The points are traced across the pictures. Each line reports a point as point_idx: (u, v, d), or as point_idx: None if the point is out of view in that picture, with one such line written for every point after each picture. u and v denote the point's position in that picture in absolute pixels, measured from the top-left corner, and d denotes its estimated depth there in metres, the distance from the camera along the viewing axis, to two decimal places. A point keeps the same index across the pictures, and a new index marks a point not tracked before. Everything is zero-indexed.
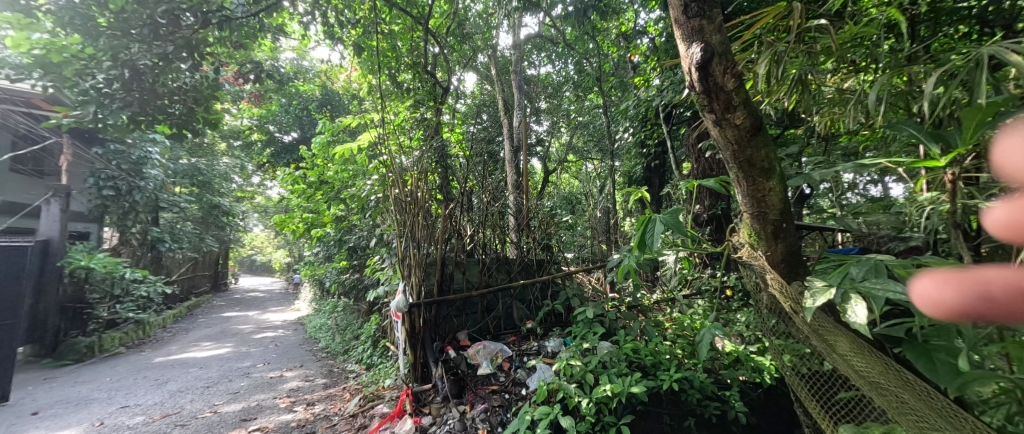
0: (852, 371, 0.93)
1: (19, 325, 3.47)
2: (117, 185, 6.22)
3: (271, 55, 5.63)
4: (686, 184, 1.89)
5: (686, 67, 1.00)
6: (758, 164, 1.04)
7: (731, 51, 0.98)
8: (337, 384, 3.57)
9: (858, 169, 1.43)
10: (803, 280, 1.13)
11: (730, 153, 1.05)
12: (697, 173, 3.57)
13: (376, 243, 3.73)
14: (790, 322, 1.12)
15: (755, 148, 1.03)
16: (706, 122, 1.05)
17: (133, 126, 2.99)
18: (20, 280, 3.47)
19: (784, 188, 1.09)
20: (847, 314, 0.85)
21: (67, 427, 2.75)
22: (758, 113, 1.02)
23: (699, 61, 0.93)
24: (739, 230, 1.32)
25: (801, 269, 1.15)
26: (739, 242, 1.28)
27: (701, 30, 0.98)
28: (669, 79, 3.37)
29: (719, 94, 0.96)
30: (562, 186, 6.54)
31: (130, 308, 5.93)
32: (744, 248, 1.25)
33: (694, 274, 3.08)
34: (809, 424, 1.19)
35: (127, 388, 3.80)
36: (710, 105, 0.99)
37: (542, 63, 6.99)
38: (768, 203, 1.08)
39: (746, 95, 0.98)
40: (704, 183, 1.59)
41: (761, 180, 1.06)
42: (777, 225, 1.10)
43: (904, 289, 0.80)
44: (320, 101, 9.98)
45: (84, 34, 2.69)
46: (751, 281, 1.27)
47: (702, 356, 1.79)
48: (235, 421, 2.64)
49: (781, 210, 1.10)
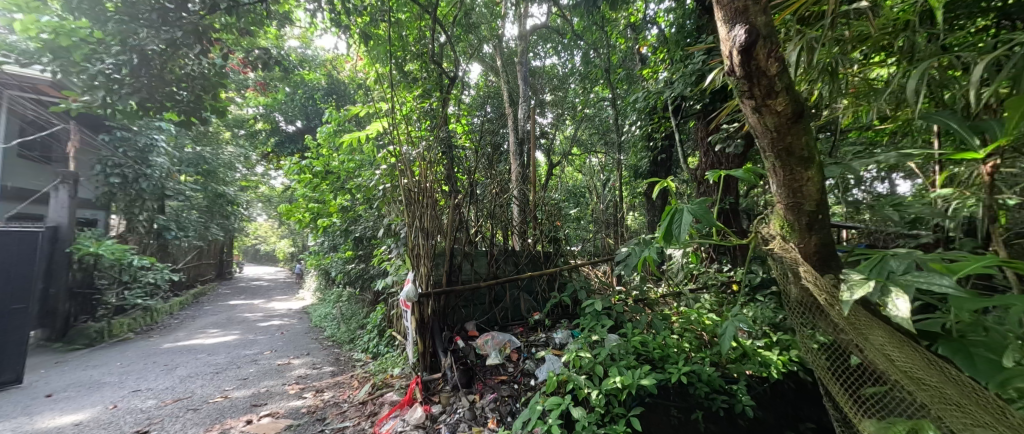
0: (888, 365, 0.91)
1: (31, 308, 3.52)
2: (124, 173, 6.28)
3: (276, 43, 5.58)
4: (712, 174, 1.71)
5: (726, 51, 0.98)
6: (796, 153, 1.02)
7: (776, 33, 0.95)
8: (345, 372, 3.60)
9: (897, 159, 1.40)
10: (837, 273, 1.12)
11: (769, 140, 1.04)
12: (706, 168, 3.54)
13: (383, 233, 3.75)
14: (823, 316, 1.11)
15: (796, 135, 1.00)
16: (745, 109, 1.03)
17: (141, 113, 3.01)
18: (33, 263, 3.52)
19: (823, 178, 1.07)
20: (887, 308, 0.84)
21: (81, 409, 2.80)
22: (801, 99, 0.99)
23: (742, 43, 0.90)
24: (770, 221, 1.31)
25: (834, 263, 1.14)
26: (770, 234, 1.27)
27: (745, 11, 0.95)
28: (680, 72, 3.32)
29: (761, 79, 0.94)
30: (566, 179, 6.50)
31: (138, 295, 6.00)
32: (774, 240, 1.23)
33: (700, 269, 3.09)
34: (839, 419, 1.19)
35: (138, 372, 3.85)
36: (750, 91, 0.97)
37: (547, 54, 6.91)
38: (805, 193, 1.07)
39: (788, 80, 0.96)
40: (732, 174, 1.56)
41: (799, 169, 1.04)
42: (814, 216, 1.09)
43: (948, 282, 0.79)
44: (325, 90, 9.93)
45: (93, 18, 2.67)
46: (780, 273, 1.27)
47: (725, 349, 1.78)
48: (245, 406, 2.67)
49: (818, 201, 1.08)
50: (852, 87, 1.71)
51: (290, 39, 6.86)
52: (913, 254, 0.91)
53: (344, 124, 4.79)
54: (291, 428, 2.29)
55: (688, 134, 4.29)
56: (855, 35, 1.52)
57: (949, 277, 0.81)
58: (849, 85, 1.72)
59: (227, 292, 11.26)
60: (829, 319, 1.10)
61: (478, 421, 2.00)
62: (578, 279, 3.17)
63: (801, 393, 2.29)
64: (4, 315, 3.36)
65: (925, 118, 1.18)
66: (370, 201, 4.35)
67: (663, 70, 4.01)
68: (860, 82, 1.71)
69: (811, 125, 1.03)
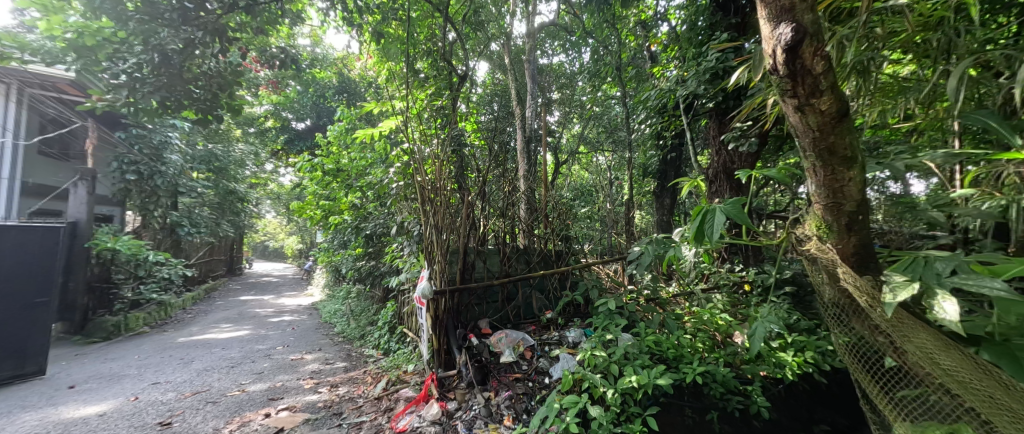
0: (937, 369, 0.93)
1: (53, 303, 3.60)
2: (140, 169, 6.43)
3: (288, 42, 5.61)
4: (745, 172, 1.68)
5: (770, 49, 0.97)
6: (839, 153, 1.02)
7: (822, 31, 0.94)
8: (357, 368, 3.63)
9: (943, 158, 1.36)
10: (877, 274, 1.13)
11: (810, 140, 1.04)
12: (718, 166, 3.50)
13: (395, 231, 3.79)
14: (860, 317, 1.12)
15: (839, 135, 1.01)
16: (787, 108, 1.03)
17: (161, 111, 3.08)
18: (55, 258, 3.60)
19: (864, 178, 1.07)
20: (935, 310, 0.86)
21: (104, 401, 2.87)
22: (844, 98, 0.99)
23: (788, 42, 0.90)
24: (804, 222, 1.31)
25: (873, 264, 1.15)
26: (805, 235, 1.27)
27: (791, 9, 0.94)
28: (693, 70, 3.28)
29: (806, 78, 0.94)
30: (574, 177, 6.47)
31: (153, 289, 6.12)
32: (810, 240, 1.24)
33: (711, 269, 3.07)
34: (877, 421, 1.20)
35: (156, 365, 3.94)
36: (794, 90, 0.97)
37: (556, 52, 6.88)
38: (846, 193, 1.07)
39: (833, 79, 0.96)
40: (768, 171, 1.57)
41: (841, 169, 1.04)
42: (854, 216, 1.09)
43: (999, 285, 0.79)
44: (336, 89, 9.99)
45: (115, 18, 2.73)
46: (813, 273, 1.27)
47: (754, 350, 1.76)
48: (263, 400, 2.71)
49: (859, 201, 1.08)
50: (881, 85, 1.70)
51: (301, 37, 6.89)
52: (958, 256, 0.91)
53: (355, 122, 4.81)
54: (309, 422, 2.31)
55: (699, 132, 4.24)
56: (887, 32, 1.50)
57: (1001, 280, 0.81)
58: (879, 82, 1.70)
59: (238, 288, 11.42)
60: (868, 320, 1.10)
61: (494, 418, 2.02)
62: (590, 278, 3.16)
63: (816, 396, 2.27)
64: (27, 308, 3.44)
65: (964, 117, 1.22)
66: (381, 199, 4.37)
67: (674, 67, 3.97)
68: (890, 80, 1.69)
69: (852, 125, 1.03)
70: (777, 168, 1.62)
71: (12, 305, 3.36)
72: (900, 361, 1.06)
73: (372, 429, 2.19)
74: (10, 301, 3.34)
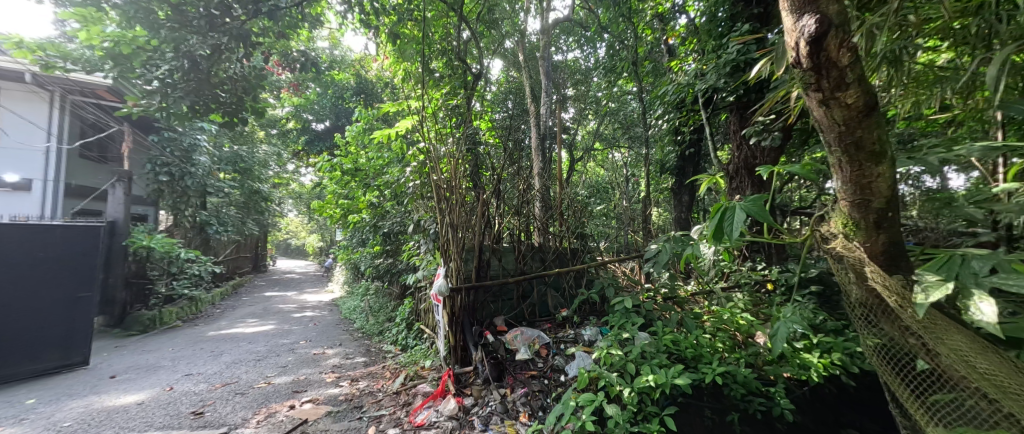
0: (971, 371, 0.90)
1: (95, 297, 3.81)
2: (171, 171, 6.77)
3: (308, 45, 5.74)
4: (766, 169, 1.64)
5: (793, 43, 0.95)
6: (867, 148, 0.99)
7: (850, 22, 0.90)
8: (376, 363, 3.72)
9: (984, 152, 1.28)
10: (908, 274, 1.09)
11: (836, 134, 1.01)
12: (738, 162, 3.41)
13: (411, 229, 3.85)
14: (890, 318, 1.09)
15: (867, 128, 0.97)
16: (810, 102, 1.01)
17: (191, 115, 3.23)
18: (96, 255, 3.80)
19: (894, 174, 1.03)
20: (971, 312, 0.83)
21: (142, 390, 3.04)
22: (873, 91, 0.95)
23: (811, 35, 0.88)
24: (829, 220, 1.28)
25: (903, 263, 1.11)
26: (830, 233, 1.24)
27: (815, 1, 0.91)
28: (712, 63, 3.19)
29: (832, 70, 0.91)
30: (589, 175, 6.40)
31: (185, 285, 6.41)
32: (835, 239, 1.21)
33: (732, 267, 3.01)
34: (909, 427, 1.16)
35: (188, 357, 4.14)
36: (818, 83, 0.95)
37: (570, 48, 6.82)
38: (874, 189, 1.03)
39: (862, 70, 0.92)
40: (790, 167, 1.53)
41: (869, 165, 1.01)
42: (883, 213, 1.05)
43: None
44: (354, 89, 10.12)
45: (148, 27, 2.89)
46: (838, 273, 1.24)
47: (775, 352, 1.71)
48: (287, 392, 2.82)
49: (889, 198, 1.04)
50: (914, 75, 1.62)
51: (320, 40, 7.06)
52: (997, 255, 0.87)
53: (372, 122, 4.89)
54: (331, 415, 2.38)
55: (719, 127, 4.13)
56: (921, 18, 1.42)
57: None
58: (912, 72, 1.61)
59: (263, 284, 11.84)
60: (897, 321, 1.08)
61: (510, 414, 2.04)
62: (606, 276, 3.14)
63: (842, 399, 2.19)
64: (71, 302, 3.66)
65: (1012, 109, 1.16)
66: (398, 198, 4.44)
67: (693, 61, 3.87)
68: (925, 69, 1.61)
69: (883, 117, 0.99)
70: (802, 164, 1.57)
71: (58, 299, 3.59)
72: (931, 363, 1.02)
73: (391, 422, 2.23)
74: (56, 295, 3.57)
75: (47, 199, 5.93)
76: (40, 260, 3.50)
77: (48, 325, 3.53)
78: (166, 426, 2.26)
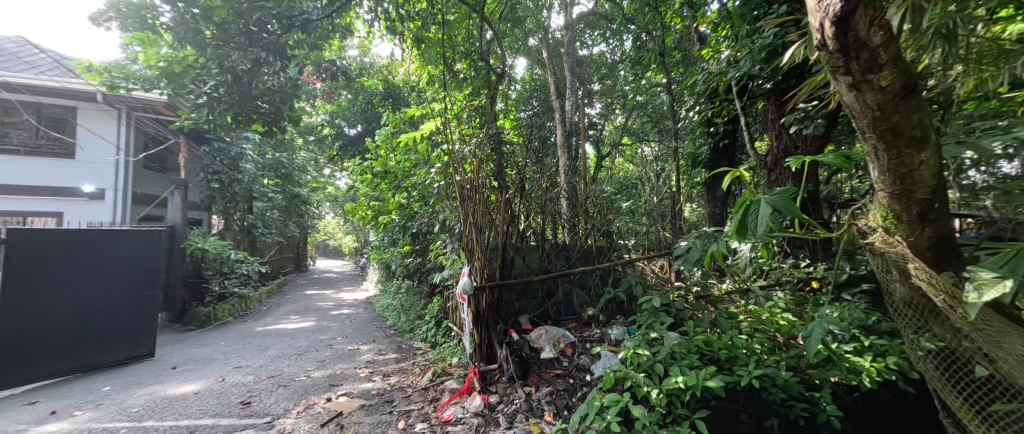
0: None
1: (157, 295, 4.21)
2: (221, 178, 7.33)
3: (339, 54, 5.98)
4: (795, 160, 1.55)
5: (819, 25, 0.95)
6: (905, 133, 0.99)
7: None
8: (407, 359, 3.84)
9: None
10: (958, 270, 1.09)
11: (870, 119, 1.02)
12: (777, 152, 3.22)
13: (439, 229, 3.93)
14: (939, 320, 1.09)
15: (904, 113, 0.97)
16: (842, 88, 1.02)
17: (235, 125, 3.52)
18: (156, 257, 4.20)
19: (939, 162, 1.03)
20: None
21: (199, 380, 3.32)
22: (911, 73, 0.95)
23: (838, 14, 0.87)
24: (868, 213, 1.30)
25: (953, 260, 1.11)
26: (869, 228, 1.26)
27: None
28: (746, 48, 3.02)
29: (861, 51, 0.92)
30: (617, 171, 6.24)
31: (236, 284, 6.91)
32: (875, 233, 1.23)
33: (771, 264, 2.84)
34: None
35: (238, 351, 4.47)
36: (848, 66, 0.96)
37: (596, 42, 6.68)
38: (917, 179, 1.05)
39: (897, 50, 0.92)
40: (823, 158, 1.45)
41: (909, 152, 1.02)
42: (927, 203, 1.07)
43: None
44: (383, 95, 9.42)
45: (196, 46, 3.17)
46: (881, 271, 1.26)
47: (811, 353, 1.60)
48: (325, 386, 2.97)
49: (934, 188, 1.05)
50: (974, 51, 1.47)
51: (351, 49, 7.33)
52: None
53: (400, 126, 5.03)
54: (364, 408, 2.48)
55: (756, 116, 3.90)
56: None
57: None
58: (971, 48, 1.47)
59: (304, 283, 12.52)
60: (948, 323, 1.07)
61: (535, 413, 2.05)
62: (634, 274, 3.06)
63: (899, 407, 2.01)
64: (138, 299, 4.06)
65: None
66: (425, 198, 4.54)
67: (727, 48, 3.67)
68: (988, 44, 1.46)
69: (923, 101, 0.99)
70: (840, 152, 1.48)
71: (127, 296, 3.99)
72: (991, 371, 0.99)
73: (420, 416, 2.29)
74: (126, 294, 3.97)
75: (117, 207, 6.60)
76: (116, 261, 3.91)
77: (120, 320, 3.94)
78: (218, 414, 2.45)
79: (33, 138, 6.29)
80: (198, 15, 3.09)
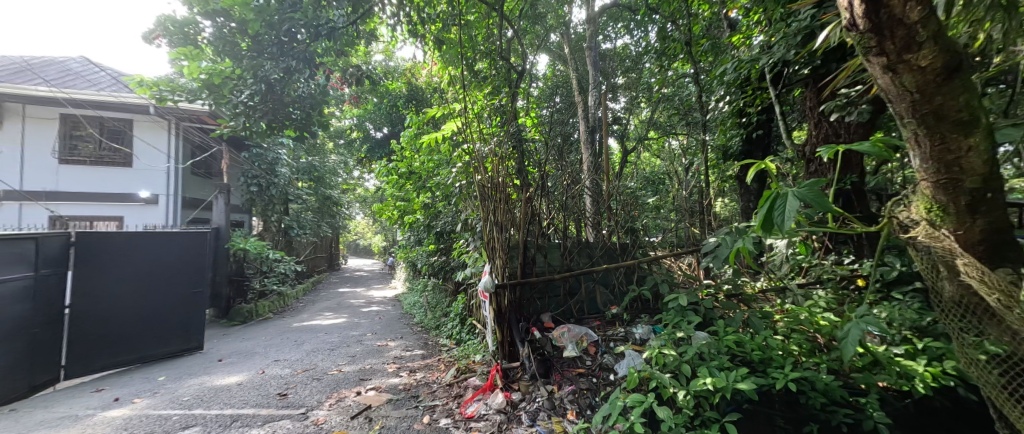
0: None
1: (205, 292, 4.54)
2: (260, 182, 7.76)
3: (365, 60, 6.16)
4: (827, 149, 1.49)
5: (849, 5, 0.91)
6: (949, 117, 0.92)
7: None
8: (433, 355, 3.93)
9: None
10: (1016, 266, 1.01)
11: (909, 103, 0.95)
12: (817, 141, 3.03)
13: (461, 228, 3.98)
14: (993, 320, 1.05)
15: (948, 95, 0.90)
16: (875, 70, 0.97)
17: (269, 130, 3.84)
18: (203, 257, 4.52)
19: (993, 147, 0.94)
20: None
21: (241, 372, 3.54)
22: (956, 49, 0.87)
23: None
24: (912, 205, 1.22)
25: (1009, 255, 1.03)
26: (912, 221, 1.20)
27: None
28: (781, 33, 2.84)
29: (896, 29, 0.87)
30: (642, 165, 6.07)
31: (274, 282, 7.31)
32: (919, 227, 1.16)
33: (810, 261, 2.67)
34: None
35: (277, 346, 4.72)
36: (881, 46, 0.91)
37: (620, 34, 6.51)
38: (964, 166, 0.97)
39: (937, 28, 0.86)
40: (862, 147, 1.35)
41: (954, 136, 0.94)
42: (977, 193, 0.99)
43: None
44: (407, 97, 9.45)
45: (233, 58, 3.44)
46: (928, 270, 1.22)
47: (848, 356, 1.49)
48: (355, 380, 3.09)
49: (985, 175, 0.96)
50: None
51: (376, 54, 7.54)
52: None
53: (423, 127, 5.13)
54: (391, 402, 2.56)
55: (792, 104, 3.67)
56: None
57: None
58: None
59: (336, 281, 13.07)
60: (1002, 325, 1.04)
61: (558, 412, 2.04)
62: (660, 272, 2.97)
63: (960, 416, 1.84)
64: (189, 296, 4.39)
65: None
66: (448, 198, 4.59)
67: (761, 33, 3.47)
68: None
69: (970, 83, 0.91)
70: (879, 140, 1.38)
71: (179, 293, 4.32)
72: None
73: (444, 412, 2.33)
74: (178, 291, 4.31)
75: (169, 211, 7.15)
76: (169, 261, 4.24)
77: (173, 316, 4.27)
78: (258, 404, 2.60)
79: (96, 149, 6.90)
80: (235, 30, 3.36)
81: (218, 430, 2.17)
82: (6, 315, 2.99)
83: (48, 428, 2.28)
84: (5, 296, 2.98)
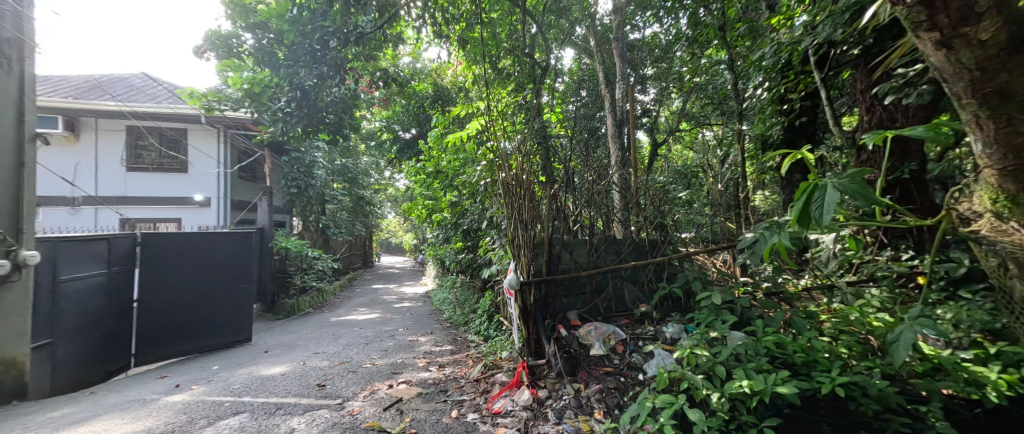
0: None
1: (251, 288, 4.88)
2: (299, 184, 8.21)
3: (393, 63, 6.32)
4: (873, 137, 1.41)
5: None
6: (1016, 94, 0.86)
7: None
8: (462, 351, 4.00)
9: None
10: None
11: (969, 81, 0.91)
12: (870, 127, 2.79)
13: (487, 225, 4.01)
14: None
15: (1015, 71, 0.84)
16: (929, 46, 0.94)
17: (304, 135, 3.97)
18: (249, 255, 4.85)
19: None
20: None
21: (285, 364, 3.77)
22: None
23: None
24: (975, 196, 1.14)
25: None
26: (975, 215, 1.12)
27: None
28: (827, 11, 2.63)
29: (951, 0, 0.85)
30: (673, 158, 5.84)
31: (313, 278, 7.72)
32: (982, 221, 1.09)
33: (860, 257, 2.47)
34: None
35: (316, 339, 4.99)
36: (931, 19, 0.89)
37: (648, 23, 6.28)
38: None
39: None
40: (914, 131, 1.23)
41: (1021, 115, 0.87)
42: None
43: None
44: (433, 97, 9.63)
45: (272, 67, 3.66)
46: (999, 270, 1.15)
47: (898, 362, 1.36)
48: (387, 373, 3.21)
49: None
50: None
51: (403, 57, 7.71)
52: None
53: (449, 126, 5.21)
54: (421, 396, 2.63)
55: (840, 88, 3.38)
56: None
57: None
58: None
59: (371, 278, 13.61)
60: None
61: (585, 410, 2.02)
62: (692, 269, 2.85)
63: None
64: (237, 291, 4.74)
65: None
66: (474, 196, 4.63)
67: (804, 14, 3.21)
68: None
69: None
70: (934, 124, 1.26)
71: (229, 289, 4.67)
72: None
73: (472, 407, 2.36)
74: (228, 287, 4.65)
75: (219, 213, 7.72)
76: (220, 259, 4.58)
77: (225, 310, 4.62)
78: (299, 394, 2.76)
79: (156, 157, 7.54)
80: (273, 42, 3.59)
81: (263, 416, 2.31)
82: (86, 306, 3.42)
83: (121, 409, 2.53)
84: (84, 289, 3.40)
